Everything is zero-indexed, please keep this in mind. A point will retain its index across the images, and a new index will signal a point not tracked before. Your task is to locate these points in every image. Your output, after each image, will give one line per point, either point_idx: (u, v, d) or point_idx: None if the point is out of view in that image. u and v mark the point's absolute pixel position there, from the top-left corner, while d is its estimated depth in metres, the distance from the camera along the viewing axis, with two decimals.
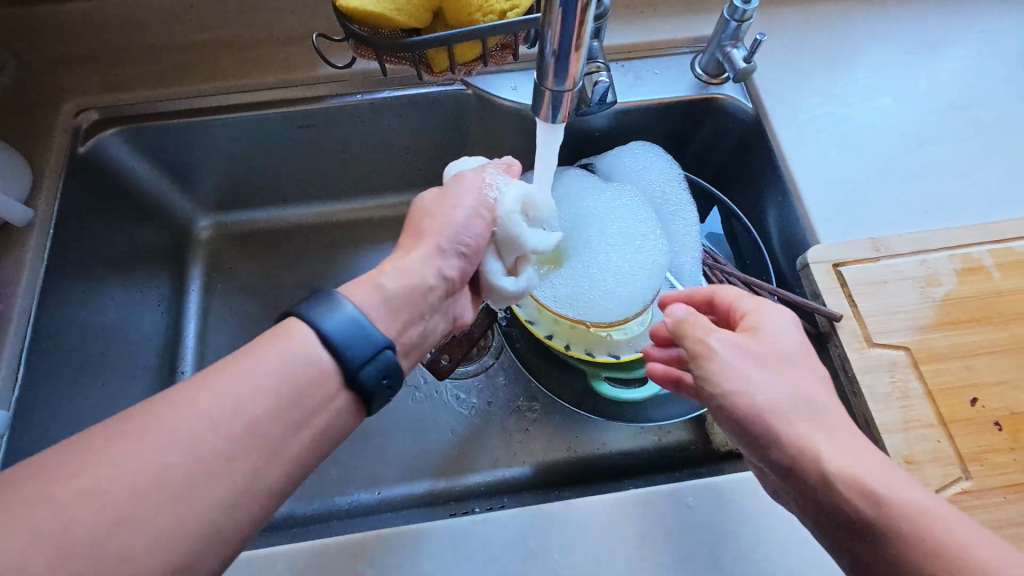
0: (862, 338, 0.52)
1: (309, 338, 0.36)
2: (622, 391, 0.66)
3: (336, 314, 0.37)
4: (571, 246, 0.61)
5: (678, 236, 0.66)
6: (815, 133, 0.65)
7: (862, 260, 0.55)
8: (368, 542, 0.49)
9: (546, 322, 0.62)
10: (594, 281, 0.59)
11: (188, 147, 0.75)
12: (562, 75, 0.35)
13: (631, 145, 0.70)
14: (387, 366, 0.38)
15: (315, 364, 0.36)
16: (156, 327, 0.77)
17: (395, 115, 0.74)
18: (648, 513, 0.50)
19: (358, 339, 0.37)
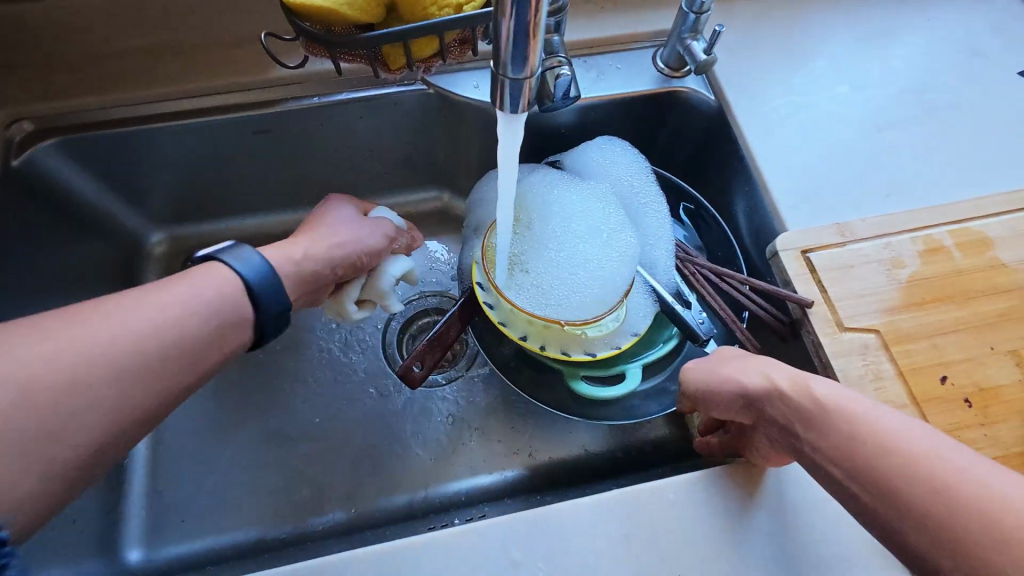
0: (834, 323, 0.52)
1: (230, 275, 0.45)
2: (601, 390, 0.64)
3: (252, 259, 0.47)
4: (542, 244, 0.60)
5: (649, 230, 0.66)
6: (776, 123, 0.66)
7: (829, 246, 0.55)
8: (342, 563, 0.46)
9: (519, 323, 0.60)
10: (567, 287, 0.58)
11: (134, 158, 0.71)
12: (520, 64, 0.33)
13: (597, 140, 0.69)
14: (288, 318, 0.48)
15: (230, 295, 0.44)
16: None
17: (355, 117, 0.72)
18: (634, 512, 0.49)
19: (272, 283, 0.47)
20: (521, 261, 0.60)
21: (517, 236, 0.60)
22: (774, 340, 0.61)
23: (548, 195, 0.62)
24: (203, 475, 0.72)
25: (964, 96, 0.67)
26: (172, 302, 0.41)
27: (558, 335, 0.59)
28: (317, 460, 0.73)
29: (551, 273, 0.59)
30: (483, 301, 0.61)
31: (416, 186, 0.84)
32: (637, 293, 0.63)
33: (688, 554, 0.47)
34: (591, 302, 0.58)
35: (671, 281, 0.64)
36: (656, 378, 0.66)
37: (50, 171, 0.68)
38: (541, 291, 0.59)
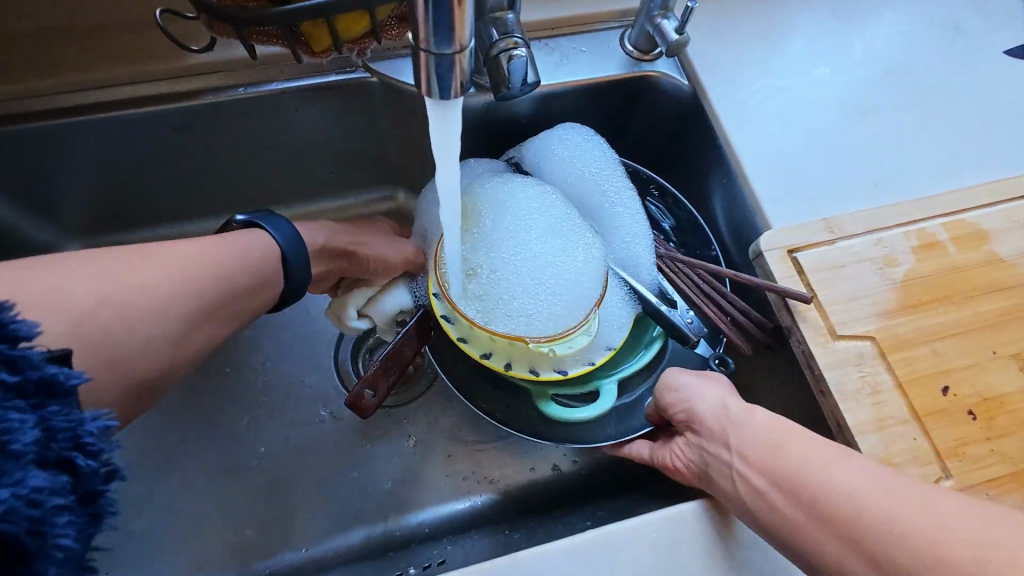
0: (826, 331, 0.47)
1: (265, 238, 0.48)
2: (577, 410, 0.58)
3: (283, 220, 0.50)
4: (500, 251, 0.53)
5: (622, 229, 0.60)
6: (754, 109, 0.60)
7: (817, 244, 0.50)
8: None
9: (480, 341, 0.54)
10: (535, 298, 0.52)
11: (33, 164, 0.62)
12: (447, 36, 0.27)
13: (559, 128, 0.62)
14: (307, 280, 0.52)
15: (261, 255, 0.47)
16: None
17: (290, 111, 0.64)
18: (606, 560, 0.43)
19: (299, 245, 0.50)
20: (477, 272, 0.53)
21: (471, 245, 0.54)
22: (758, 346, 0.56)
23: (507, 196, 0.55)
24: (131, 521, 0.64)
25: (947, 78, 0.62)
26: (211, 258, 0.44)
27: (524, 352, 0.54)
28: (260, 498, 0.65)
29: (513, 283, 0.52)
30: (440, 314, 0.54)
31: (366, 185, 0.76)
32: (613, 301, 0.57)
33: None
34: (558, 313, 0.52)
35: (653, 281, 0.59)
36: (639, 390, 0.60)
37: None
38: (503, 304, 0.52)
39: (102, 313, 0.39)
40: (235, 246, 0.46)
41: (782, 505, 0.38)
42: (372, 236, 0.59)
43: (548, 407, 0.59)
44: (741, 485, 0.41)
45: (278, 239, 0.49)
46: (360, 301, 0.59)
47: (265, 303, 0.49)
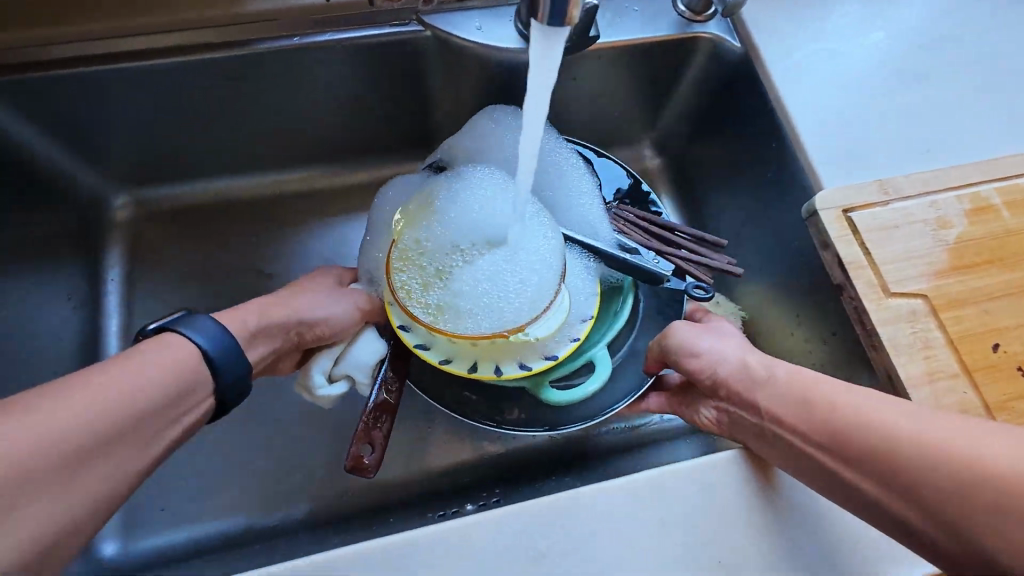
0: (879, 288, 0.48)
1: (184, 343, 0.46)
2: (576, 391, 0.60)
3: (213, 325, 0.47)
4: (457, 256, 0.54)
5: (575, 202, 0.66)
6: (807, 74, 0.60)
7: (871, 204, 0.51)
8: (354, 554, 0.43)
9: (465, 353, 0.54)
10: (506, 288, 0.52)
11: (90, 108, 0.62)
12: None
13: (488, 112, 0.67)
14: (242, 385, 0.49)
15: (184, 367, 0.44)
16: (68, 325, 0.66)
17: (342, 65, 0.64)
18: (643, 502, 0.45)
19: (232, 353, 0.47)
20: (441, 280, 0.53)
21: (421, 259, 0.54)
22: (818, 304, 0.59)
23: (449, 206, 0.56)
24: (183, 463, 0.66)
25: (993, 54, 0.61)
26: (132, 383, 0.41)
27: (508, 349, 0.54)
28: (307, 445, 0.67)
29: (477, 282, 0.52)
30: (415, 345, 0.54)
31: (408, 146, 0.76)
32: (582, 277, 0.59)
33: (707, 548, 0.44)
34: (528, 304, 0.52)
35: (611, 237, 0.65)
36: (624, 348, 0.63)
37: None
38: (472, 307, 0.52)
39: (70, 432, 0.37)
40: (158, 364, 0.43)
41: (822, 457, 0.42)
42: (307, 300, 0.57)
43: (549, 394, 0.60)
44: (775, 443, 0.45)
45: (201, 349, 0.46)
46: (325, 366, 0.58)
47: (198, 411, 0.46)
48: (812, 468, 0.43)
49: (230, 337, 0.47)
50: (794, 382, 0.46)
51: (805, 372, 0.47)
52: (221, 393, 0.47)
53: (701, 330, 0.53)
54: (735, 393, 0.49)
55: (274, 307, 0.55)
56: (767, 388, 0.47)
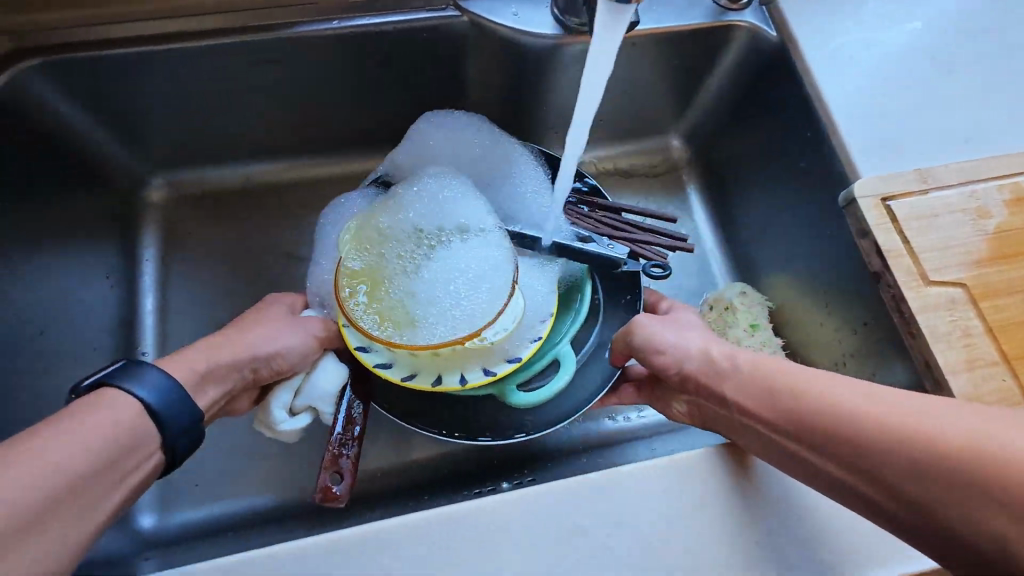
0: (918, 276, 0.48)
1: (125, 398, 0.41)
2: (542, 391, 0.58)
3: (158, 377, 0.42)
4: (406, 272, 0.53)
5: (524, 195, 0.66)
6: (843, 64, 0.60)
7: (910, 193, 0.51)
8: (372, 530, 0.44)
9: (429, 365, 0.52)
10: (455, 295, 0.51)
11: (130, 88, 0.63)
12: None
13: (428, 119, 0.68)
14: (196, 436, 0.44)
15: (124, 426, 0.40)
16: (105, 302, 0.67)
17: (378, 50, 0.65)
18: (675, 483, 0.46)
19: (181, 406, 0.42)
20: (391, 299, 0.52)
21: (371, 279, 0.52)
22: (851, 293, 0.59)
23: (393, 223, 0.55)
24: (216, 442, 0.67)
25: None
26: (65, 451, 0.36)
27: (466, 354, 0.52)
28: None
29: (430, 295, 0.52)
30: (376, 365, 0.52)
31: None
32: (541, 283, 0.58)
33: (737, 529, 0.44)
34: (479, 312, 0.50)
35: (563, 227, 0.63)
36: (589, 341, 0.61)
37: (36, 102, 0.59)
38: (426, 322, 0.51)
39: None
40: (96, 428, 0.38)
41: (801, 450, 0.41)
42: (257, 332, 0.53)
43: (515, 397, 0.58)
44: (751, 435, 0.45)
45: (144, 407, 0.41)
46: (284, 400, 0.55)
47: (145, 471, 0.41)
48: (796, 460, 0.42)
49: (178, 387, 0.43)
50: (774, 374, 0.44)
51: (772, 359, 0.46)
52: (174, 447, 0.43)
53: (663, 325, 0.53)
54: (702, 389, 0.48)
55: (220, 347, 0.50)
56: (739, 382, 0.46)
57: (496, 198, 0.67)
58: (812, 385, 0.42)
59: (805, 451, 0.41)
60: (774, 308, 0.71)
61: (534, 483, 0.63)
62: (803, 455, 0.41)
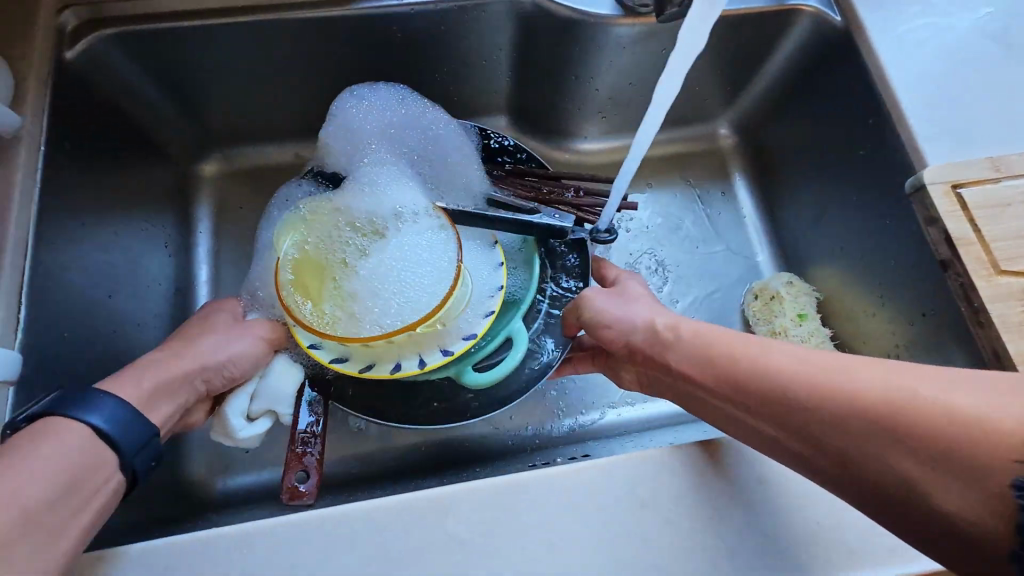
0: (990, 265, 0.47)
1: (73, 424, 0.39)
2: (500, 369, 0.56)
3: (106, 401, 0.41)
4: (346, 264, 0.51)
5: (458, 161, 0.66)
6: (910, 49, 0.59)
7: (981, 181, 0.50)
8: (414, 500, 0.43)
9: (386, 353, 0.50)
10: (397, 277, 0.50)
11: (192, 62, 0.62)
12: None
13: (348, 96, 0.64)
14: (154, 452, 0.43)
15: (78, 454, 0.38)
16: (163, 271, 0.66)
17: (434, 29, 0.64)
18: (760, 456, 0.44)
19: (137, 426, 0.42)
20: (335, 294, 0.50)
21: (311, 279, 0.50)
22: (910, 283, 0.59)
23: (331, 219, 0.53)
24: None
25: None
26: (20, 479, 0.35)
27: (426, 338, 0.50)
28: None
29: (374, 284, 0.50)
30: (332, 361, 0.51)
31: (485, 116, 0.77)
32: (484, 265, 0.55)
33: (806, 511, 0.42)
34: (424, 295, 0.48)
35: (485, 190, 0.66)
36: (536, 323, 0.61)
37: (105, 69, 0.59)
38: (373, 312, 0.49)
39: None
40: (47, 458, 0.37)
41: (778, 433, 0.39)
42: (208, 343, 0.52)
43: (470, 377, 0.56)
44: (730, 416, 0.42)
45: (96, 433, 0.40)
46: (242, 405, 0.54)
47: (106, 495, 0.40)
48: (779, 443, 0.39)
49: (131, 408, 0.42)
50: (737, 348, 0.43)
51: (710, 329, 0.46)
52: (137, 467, 0.42)
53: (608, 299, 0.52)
54: (651, 362, 0.49)
55: (168, 361, 0.49)
56: (687, 353, 0.45)
57: (434, 169, 0.66)
58: (750, 351, 0.42)
59: (747, 419, 0.41)
60: (823, 298, 0.70)
61: (586, 459, 0.62)
62: (762, 428, 0.40)
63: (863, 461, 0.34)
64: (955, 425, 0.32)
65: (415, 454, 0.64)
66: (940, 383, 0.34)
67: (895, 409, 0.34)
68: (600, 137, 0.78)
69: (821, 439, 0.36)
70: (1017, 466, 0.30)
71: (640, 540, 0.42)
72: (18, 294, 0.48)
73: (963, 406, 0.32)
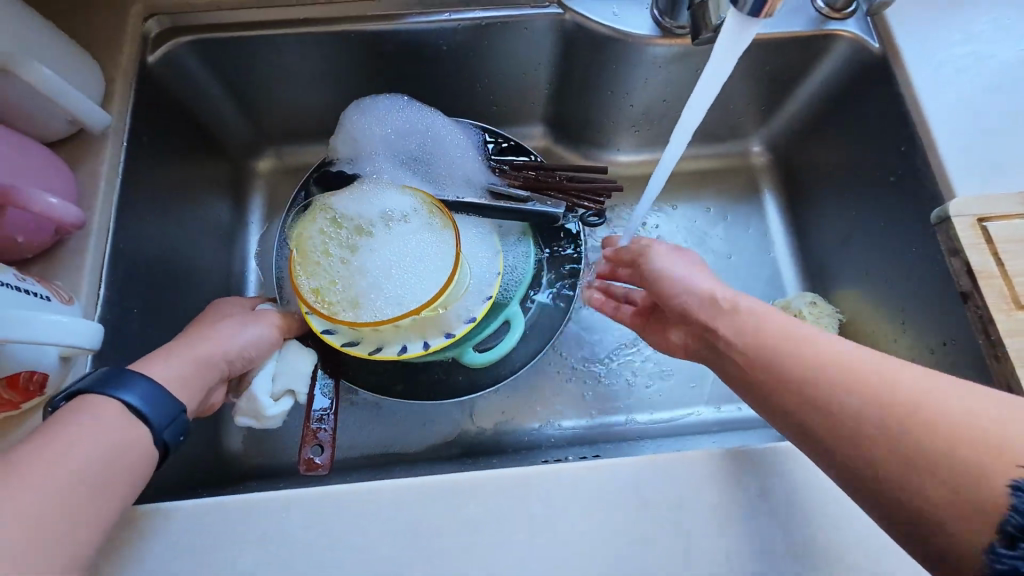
0: (1011, 300, 0.48)
1: (107, 400, 0.41)
2: (495, 351, 0.61)
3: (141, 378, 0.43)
4: (350, 256, 0.53)
5: (456, 160, 0.68)
6: (949, 79, 0.59)
7: (1010, 215, 0.50)
8: (431, 485, 0.47)
9: (392, 337, 0.54)
10: (394, 267, 0.52)
11: (256, 67, 0.68)
12: (761, 7, 0.46)
13: (359, 102, 0.67)
14: (184, 426, 0.44)
15: (115, 428, 0.40)
16: (218, 257, 0.71)
17: (479, 42, 0.68)
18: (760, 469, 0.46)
19: (166, 402, 0.43)
20: (340, 284, 0.52)
21: (319, 269, 0.53)
22: (931, 311, 0.59)
23: (336, 213, 0.56)
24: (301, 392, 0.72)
25: None
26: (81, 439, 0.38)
27: (429, 322, 0.54)
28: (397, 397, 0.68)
29: (378, 275, 0.52)
30: (344, 344, 0.54)
31: (522, 124, 0.80)
32: (480, 255, 0.59)
33: (801, 523, 0.44)
34: (425, 286, 0.52)
35: (485, 181, 0.68)
36: (533, 306, 0.65)
37: (180, 71, 0.65)
38: (378, 301, 0.52)
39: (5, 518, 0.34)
40: (84, 432, 0.39)
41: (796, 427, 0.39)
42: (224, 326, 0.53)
43: (470, 357, 0.61)
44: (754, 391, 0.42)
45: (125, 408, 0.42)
46: (263, 386, 0.54)
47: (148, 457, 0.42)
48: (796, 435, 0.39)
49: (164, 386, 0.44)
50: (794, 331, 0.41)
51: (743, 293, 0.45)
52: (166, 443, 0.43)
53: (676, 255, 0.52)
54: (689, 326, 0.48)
55: (194, 344, 0.49)
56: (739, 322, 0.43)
57: (433, 169, 0.68)
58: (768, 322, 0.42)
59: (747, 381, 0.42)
60: (845, 321, 0.71)
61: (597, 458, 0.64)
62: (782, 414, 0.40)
63: (841, 431, 0.36)
64: (948, 427, 0.33)
65: (427, 445, 0.66)
66: (962, 398, 0.34)
67: (899, 400, 0.35)
68: (634, 150, 0.80)
69: (836, 442, 0.36)
70: (1017, 471, 0.31)
71: (637, 543, 0.44)
72: (99, 272, 0.54)
73: (971, 422, 0.33)
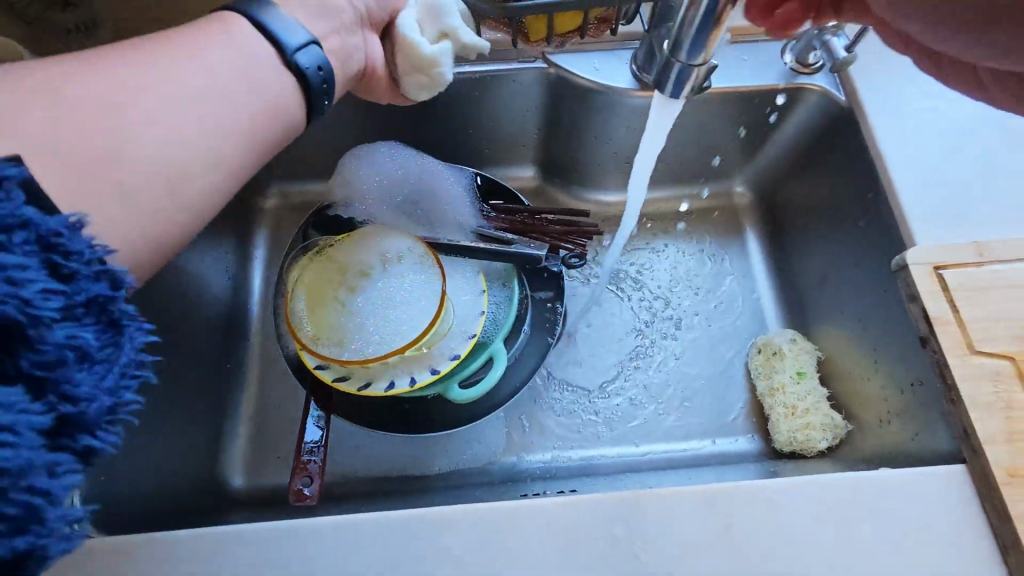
0: (965, 345, 0.51)
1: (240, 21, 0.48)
2: (479, 386, 0.64)
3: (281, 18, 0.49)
4: (343, 298, 0.57)
5: (447, 203, 0.73)
6: (911, 131, 0.63)
7: (964, 264, 0.54)
8: (419, 517, 0.49)
9: (380, 373, 0.57)
10: (383, 307, 0.56)
11: None
12: (684, 86, 0.50)
13: (356, 151, 0.71)
14: (318, 58, 0.50)
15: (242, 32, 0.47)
16: (223, 290, 0.75)
17: (471, 94, 0.73)
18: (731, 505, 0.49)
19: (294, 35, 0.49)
20: (332, 327, 0.56)
21: (314, 312, 0.57)
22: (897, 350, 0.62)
23: (326, 254, 0.59)
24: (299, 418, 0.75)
25: None
26: None
27: (415, 359, 0.58)
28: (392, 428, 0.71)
29: (370, 317, 0.56)
30: (334, 380, 0.57)
31: (515, 164, 0.84)
32: (464, 295, 0.62)
33: (772, 557, 0.47)
34: (412, 327, 0.55)
35: (474, 221, 0.72)
36: (517, 344, 0.67)
37: None
38: (369, 341, 0.55)
39: None
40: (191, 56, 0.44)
41: None
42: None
43: (454, 393, 0.63)
44: None
45: (27, 289, 0.28)
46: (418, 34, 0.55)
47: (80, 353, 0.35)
48: None
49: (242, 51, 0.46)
50: None
51: None
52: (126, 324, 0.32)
53: None
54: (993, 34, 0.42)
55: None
56: None
57: (426, 214, 0.72)
58: None
59: None
60: (823, 356, 0.72)
61: (575, 493, 0.65)
62: None
63: None
64: None
65: (424, 473, 0.69)
66: None
67: None
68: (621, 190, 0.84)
69: None
70: None
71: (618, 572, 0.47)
72: None
73: None
